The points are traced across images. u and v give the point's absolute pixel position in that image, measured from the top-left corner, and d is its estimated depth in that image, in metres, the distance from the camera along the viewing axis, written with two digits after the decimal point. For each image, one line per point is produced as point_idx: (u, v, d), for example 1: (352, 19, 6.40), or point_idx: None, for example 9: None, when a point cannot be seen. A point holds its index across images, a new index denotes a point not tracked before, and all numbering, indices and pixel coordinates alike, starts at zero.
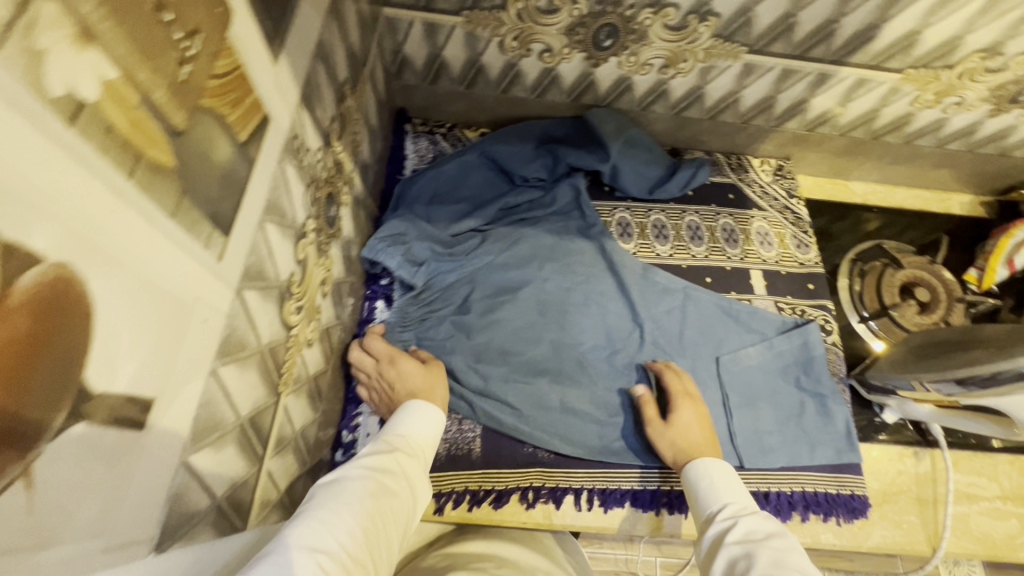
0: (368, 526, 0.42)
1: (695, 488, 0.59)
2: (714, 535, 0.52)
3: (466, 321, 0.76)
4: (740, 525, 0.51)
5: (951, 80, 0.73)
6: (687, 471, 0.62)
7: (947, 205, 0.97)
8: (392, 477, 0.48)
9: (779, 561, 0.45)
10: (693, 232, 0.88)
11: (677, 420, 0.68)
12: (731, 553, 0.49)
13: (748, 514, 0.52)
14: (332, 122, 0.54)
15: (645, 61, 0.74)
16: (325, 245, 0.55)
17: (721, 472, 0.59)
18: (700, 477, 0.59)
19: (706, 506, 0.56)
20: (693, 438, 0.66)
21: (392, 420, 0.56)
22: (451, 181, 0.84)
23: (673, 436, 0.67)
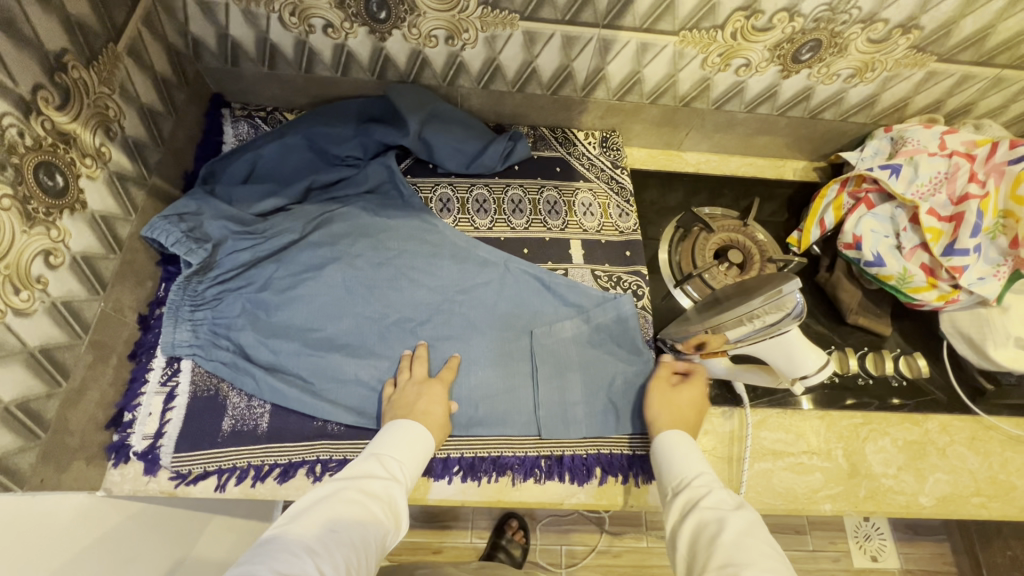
0: (352, 549, 0.52)
1: (662, 458, 0.64)
2: (685, 498, 0.59)
3: (264, 298, 0.76)
4: (711, 495, 0.57)
5: (728, 41, 0.74)
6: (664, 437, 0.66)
7: (781, 171, 0.99)
8: (376, 502, 0.57)
9: (744, 529, 0.53)
10: (515, 206, 0.88)
11: (683, 389, 0.71)
12: (701, 516, 0.56)
13: (717, 485, 0.59)
14: (39, 91, 0.54)
15: (428, 32, 0.75)
16: (45, 216, 0.55)
17: (693, 446, 0.64)
18: (671, 449, 0.64)
19: (674, 474, 0.62)
20: (689, 408, 0.70)
21: (380, 434, 0.66)
22: (266, 161, 0.84)
23: (674, 399, 0.70)
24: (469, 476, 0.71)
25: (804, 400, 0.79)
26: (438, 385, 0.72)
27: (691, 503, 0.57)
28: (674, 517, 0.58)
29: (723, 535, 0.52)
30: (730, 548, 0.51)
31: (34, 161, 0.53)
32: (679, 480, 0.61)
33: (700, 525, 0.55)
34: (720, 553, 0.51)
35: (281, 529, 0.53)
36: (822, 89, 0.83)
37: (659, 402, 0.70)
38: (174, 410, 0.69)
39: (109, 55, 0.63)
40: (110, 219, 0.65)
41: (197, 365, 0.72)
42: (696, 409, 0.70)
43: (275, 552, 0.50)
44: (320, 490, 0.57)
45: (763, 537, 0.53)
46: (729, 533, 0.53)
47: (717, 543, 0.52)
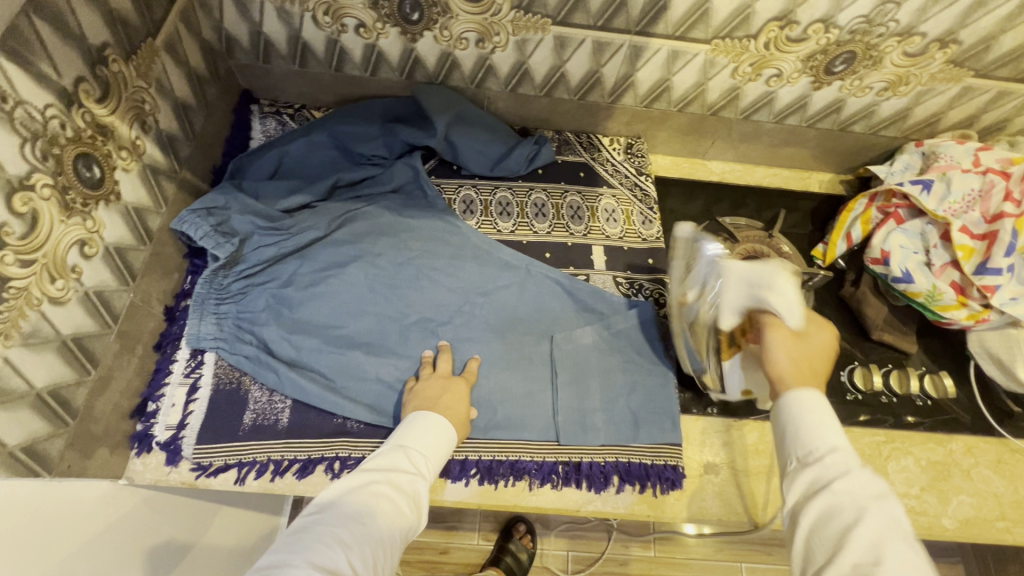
0: (378, 545, 0.53)
1: (783, 420, 0.52)
2: (812, 478, 0.47)
3: (287, 294, 0.76)
4: (847, 477, 0.46)
5: (761, 50, 0.74)
6: (792, 398, 0.52)
7: (806, 183, 0.98)
8: (403, 496, 0.57)
9: (893, 534, 0.42)
10: (538, 210, 0.88)
11: (807, 336, 0.57)
12: (835, 503, 0.45)
13: (857, 470, 0.47)
14: (80, 84, 0.54)
15: (459, 34, 0.75)
16: (81, 206, 0.56)
17: (825, 412, 0.51)
18: (799, 409, 0.51)
19: (797, 441, 0.50)
20: (817, 363, 0.55)
21: (406, 424, 0.65)
22: (293, 158, 0.85)
23: (803, 352, 0.55)
24: (486, 478, 0.71)
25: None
26: (463, 385, 0.72)
27: (820, 484, 0.46)
28: (793, 496, 0.48)
29: (861, 536, 0.42)
30: (865, 553, 0.41)
31: (74, 152, 0.54)
32: (806, 454, 0.49)
33: (828, 517, 0.45)
34: (853, 557, 0.42)
35: (308, 517, 0.53)
36: (853, 101, 0.82)
37: (782, 355, 0.55)
38: (197, 401, 0.70)
39: (148, 50, 0.64)
40: (142, 212, 0.66)
41: (220, 358, 0.73)
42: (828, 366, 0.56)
43: (305, 543, 0.50)
44: (348, 480, 0.57)
45: (911, 543, 0.42)
46: (867, 534, 0.42)
47: (851, 546, 0.42)
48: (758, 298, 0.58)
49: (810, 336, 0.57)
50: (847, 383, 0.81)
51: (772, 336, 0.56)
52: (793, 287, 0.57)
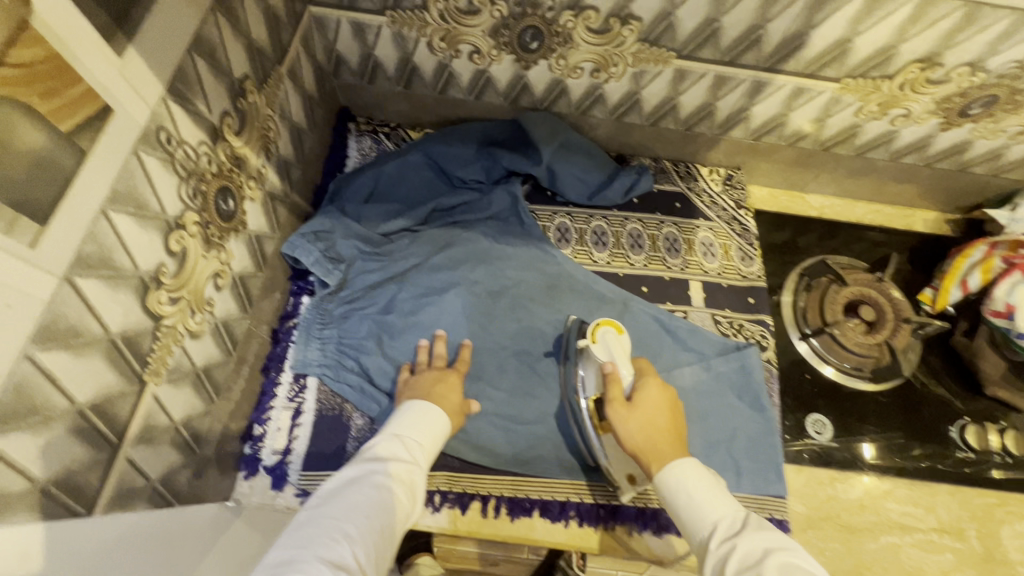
0: (384, 536, 0.49)
1: (673, 507, 0.54)
2: (716, 560, 0.48)
3: (388, 321, 0.75)
4: (740, 545, 0.48)
5: (893, 91, 0.70)
6: (660, 478, 0.56)
7: (910, 222, 0.94)
8: (400, 486, 0.54)
9: (794, 572, 0.44)
10: (633, 240, 0.86)
11: (642, 398, 0.63)
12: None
13: (742, 532, 0.49)
14: (224, 118, 0.54)
15: (575, 64, 0.73)
16: (218, 239, 0.56)
17: (702, 482, 0.54)
18: (679, 492, 0.54)
19: (698, 524, 0.52)
20: (659, 419, 0.61)
21: (399, 414, 0.62)
22: (390, 180, 0.84)
23: (643, 416, 0.61)
24: (586, 521, 0.70)
25: (867, 445, 0.77)
26: (455, 374, 0.69)
27: (724, 565, 0.47)
28: None
29: None
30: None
31: (217, 187, 0.54)
32: (703, 538, 0.51)
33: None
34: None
35: (301, 518, 0.49)
36: (981, 143, 0.78)
37: (631, 426, 0.60)
38: (301, 426, 0.70)
39: (276, 77, 0.64)
40: (261, 238, 0.66)
41: (323, 384, 0.73)
42: (668, 416, 0.61)
43: (310, 538, 0.46)
44: (343, 475, 0.54)
45: None
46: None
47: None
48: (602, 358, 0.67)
49: (644, 394, 0.63)
50: (959, 442, 0.77)
51: (613, 414, 0.62)
52: (618, 342, 0.69)
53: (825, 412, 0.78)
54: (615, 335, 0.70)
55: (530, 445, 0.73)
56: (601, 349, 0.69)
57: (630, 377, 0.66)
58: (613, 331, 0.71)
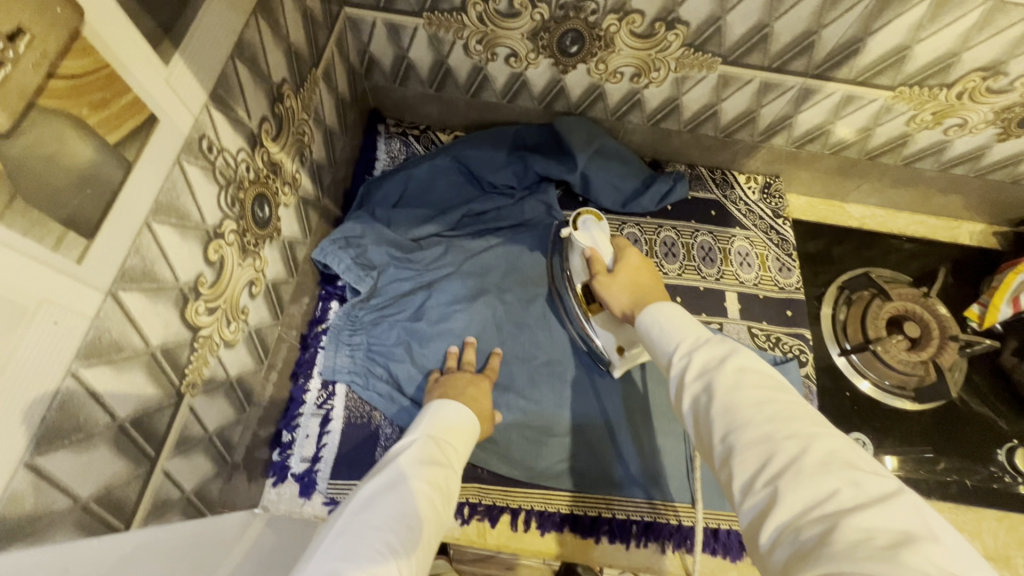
0: (425, 551, 0.44)
1: (647, 338, 0.50)
2: (676, 374, 0.44)
3: (418, 329, 0.74)
4: (699, 360, 0.43)
5: (950, 100, 0.67)
6: (642, 317, 0.52)
7: (956, 234, 0.90)
8: (440, 495, 0.49)
9: (750, 378, 0.40)
10: (668, 249, 0.83)
11: (623, 266, 0.61)
12: (693, 391, 0.42)
13: (700, 343, 0.45)
14: (262, 124, 0.53)
15: (615, 68, 0.71)
16: (254, 247, 0.55)
17: (672, 312, 0.49)
18: (652, 325, 0.50)
19: (663, 346, 0.47)
20: (642, 279, 0.59)
21: (426, 418, 0.58)
22: (420, 184, 0.82)
23: (626, 282, 0.59)
24: (617, 537, 0.68)
25: (889, 457, 0.74)
26: (486, 381, 0.68)
27: (683, 380, 0.43)
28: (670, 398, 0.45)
29: (722, 413, 0.39)
30: (728, 415, 0.38)
31: (253, 194, 0.53)
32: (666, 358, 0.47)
33: (693, 399, 0.42)
34: (719, 422, 0.39)
35: (337, 529, 0.43)
36: None
37: (616, 290, 0.60)
38: (331, 433, 0.69)
39: (311, 81, 0.62)
40: (293, 243, 0.65)
41: (352, 391, 0.72)
42: (651, 275, 0.60)
43: (353, 547, 0.41)
44: (379, 481, 0.48)
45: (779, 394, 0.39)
46: (721, 398, 0.39)
47: (714, 415, 0.39)
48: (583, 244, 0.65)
49: (623, 262, 0.61)
50: (1006, 464, 0.74)
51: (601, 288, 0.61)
52: (600, 224, 0.66)
53: (867, 432, 0.75)
54: (595, 220, 0.66)
55: (561, 459, 0.71)
56: (583, 233, 0.66)
57: (612, 255, 0.64)
58: (594, 216, 0.67)
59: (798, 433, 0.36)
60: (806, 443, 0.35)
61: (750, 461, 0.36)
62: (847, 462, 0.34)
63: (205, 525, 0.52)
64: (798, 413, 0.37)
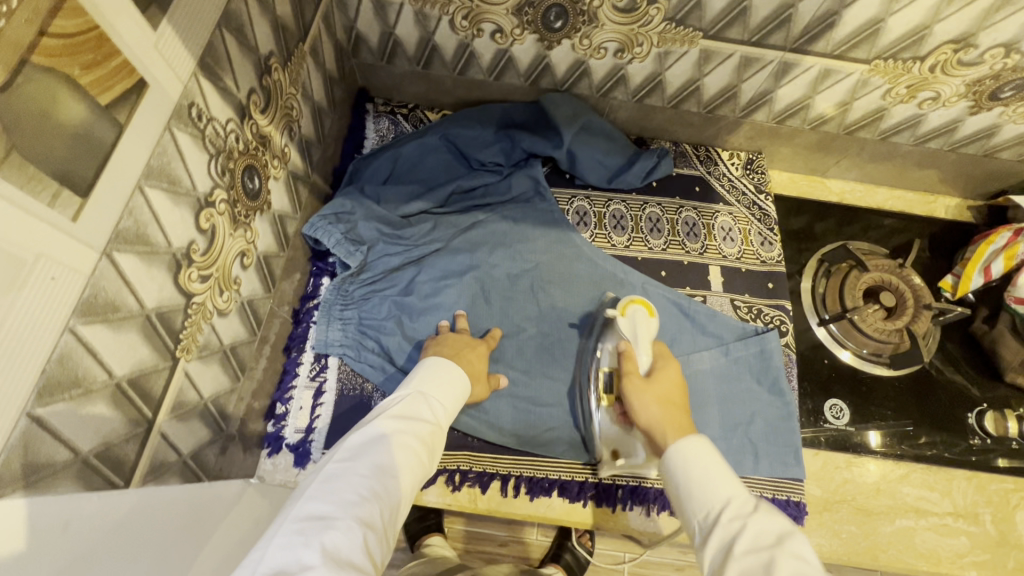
0: (404, 497, 0.49)
1: (680, 484, 0.53)
2: (720, 542, 0.47)
3: (409, 302, 0.75)
4: (748, 530, 0.46)
5: (923, 73, 0.69)
6: (673, 452, 0.55)
7: (931, 208, 0.93)
8: (425, 447, 0.53)
9: (801, 562, 0.42)
10: (652, 225, 0.85)
11: (661, 376, 0.65)
12: (741, 563, 0.44)
13: (751, 514, 0.47)
14: (250, 95, 0.54)
15: (599, 44, 0.72)
16: (245, 218, 0.56)
17: (711, 457, 0.54)
18: (688, 467, 0.53)
19: (704, 505, 0.50)
20: (674, 397, 0.63)
21: (422, 372, 0.60)
22: (408, 162, 0.84)
23: (659, 394, 0.62)
24: (603, 501, 0.71)
25: (873, 435, 0.76)
26: (485, 346, 0.70)
27: (729, 545, 0.46)
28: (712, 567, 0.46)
29: None
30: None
31: (243, 165, 0.54)
32: (707, 516, 0.49)
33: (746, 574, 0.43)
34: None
35: (328, 469, 0.47)
36: (1009, 127, 0.77)
37: (648, 399, 0.62)
38: (324, 405, 0.71)
39: (299, 56, 0.63)
40: (283, 217, 0.66)
41: (344, 364, 0.73)
42: (683, 397, 0.63)
43: (340, 493, 0.45)
44: (370, 429, 0.51)
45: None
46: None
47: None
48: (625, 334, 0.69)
49: (663, 372, 0.65)
50: (976, 427, 0.77)
51: (629, 388, 0.64)
52: (648, 322, 0.70)
53: (843, 398, 0.79)
54: (645, 316, 0.70)
55: (550, 427, 0.73)
56: (629, 324, 0.70)
57: (648, 358, 0.67)
58: (647, 312, 0.71)
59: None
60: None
61: None
62: None
63: (202, 489, 0.53)
64: None
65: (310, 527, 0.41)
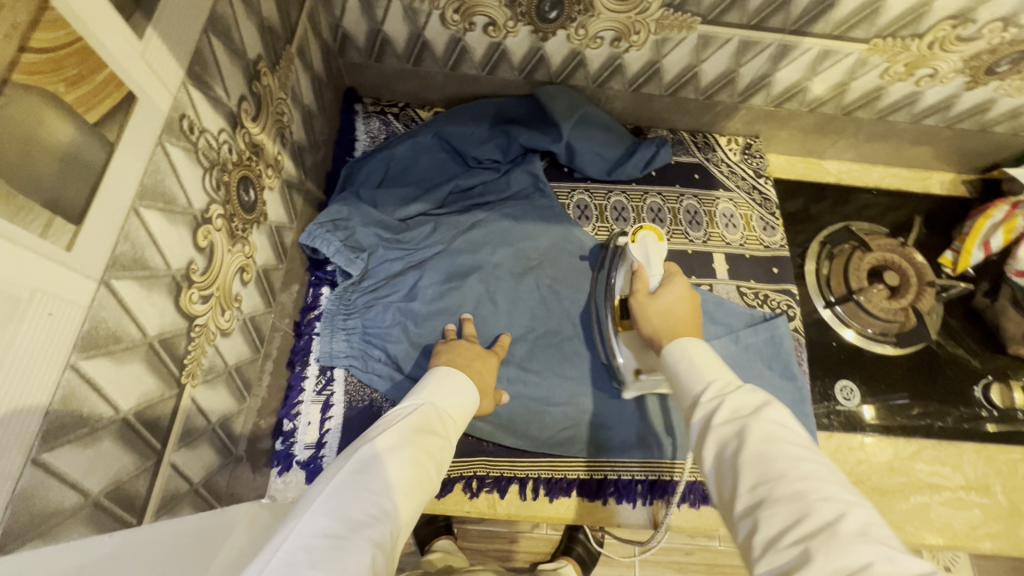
0: (412, 516, 0.47)
1: (675, 373, 0.52)
2: (701, 413, 0.46)
3: (413, 308, 0.73)
4: (726, 401, 0.45)
5: (922, 50, 0.69)
6: (671, 347, 0.54)
7: (928, 184, 0.93)
8: (434, 464, 0.51)
9: (774, 432, 0.41)
10: (654, 215, 0.84)
11: (668, 292, 0.63)
12: (718, 433, 0.43)
13: (734, 387, 0.46)
14: (241, 103, 0.51)
15: (595, 33, 0.70)
16: (242, 232, 0.54)
17: (702, 350, 0.52)
18: (681, 359, 0.52)
19: (689, 383, 0.49)
20: (681, 309, 0.61)
21: (434, 382, 0.59)
22: (403, 163, 0.81)
23: (664, 306, 0.61)
24: (623, 498, 0.70)
25: (863, 407, 0.77)
26: (494, 358, 0.69)
27: (708, 417, 0.45)
28: (693, 436, 0.46)
29: (747, 454, 0.40)
30: (757, 466, 0.39)
31: (238, 176, 0.51)
32: (689, 394, 0.49)
33: (723, 444, 0.42)
34: (748, 471, 0.39)
35: (336, 483, 0.45)
36: (1004, 101, 0.77)
37: (652, 311, 0.61)
38: (333, 419, 0.68)
39: (287, 58, 0.60)
40: (280, 228, 0.64)
41: (350, 375, 0.71)
42: (691, 308, 0.62)
43: (350, 508, 0.42)
44: (383, 442, 0.49)
45: (802, 446, 0.40)
46: (751, 447, 0.40)
47: (743, 462, 0.40)
48: (636, 256, 0.68)
49: (670, 288, 0.63)
50: (983, 400, 0.79)
51: (637, 303, 0.63)
52: (657, 245, 0.69)
53: (853, 379, 0.79)
54: (654, 239, 0.69)
55: (564, 427, 0.72)
56: (639, 249, 0.69)
57: (658, 279, 0.66)
58: (654, 235, 0.70)
59: (829, 494, 0.37)
60: (829, 497, 0.36)
61: (781, 518, 0.36)
62: (882, 536, 0.34)
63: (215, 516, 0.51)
64: (827, 475, 0.38)
65: (316, 546, 0.39)
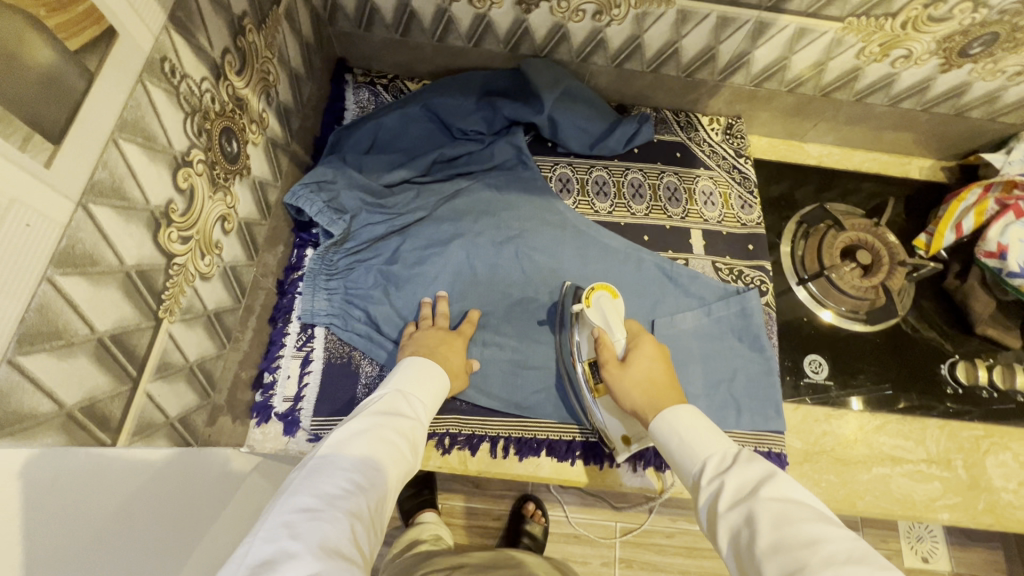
0: (392, 489, 0.50)
1: (670, 451, 0.56)
2: (710, 499, 0.49)
3: (394, 271, 0.75)
4: (729, 483, 0.48)
5: (895, 30, 0.70)
6: (656, 424, 0.57)
7: (907, 169, 0.95)
8: (407, 444, 0.54)
9: (783, 514, 0.43)
10: (635, 190, 0.86)
11: (635, 357, 0.64)
12: (729, 521, 0.46)
13: (729, 466, 0.50)
14: (225, 56, 0.53)
15: (577, 6, 0.72)
16: (224, 181, 0.56)
17: (688, 419, 0.56)
18: (672, 436, 0.55)
19: (691, 463, 0.53)
20: (657, 375, 0.63)
21: (400, 371, 0.62)
22: (390, 132, 0.83)
23: (639, 375, 0.63)
24: (591, 459, 0.72)
25: (853, 400, 0.78)
26: (460, 340, 0.70)
27: (718, 504, 0.47)
28: (709, 523, 0.48)
29: (760, 540, 0.42)
30: (773, 554, 0.41)
31: (220, 127, 0.54)
32: (694, 478, 0.52)
33: (734, 532, 0.45)
34: (767, 562, 0.41)
35: (308, 464, 0.48)
36: (980, 85, 0.79)
37: (629, 382, 0.62)
38: (311, 373, 0.71)
39: (273, 18, 0.62)
40: (264, 184, 0.66)
41: (330, 333, 0.73)
42: (663, 368, 0.64)
43: (325, 487, 0.46)
44: (352, 425, 0.53)
45: (817, 521, 0.42)
46: (763, 535, 0.43)
47: (758, 553, 0.42)
48: (594, 322, 0.68)
49: (638, 351, 0.65)
50: (948, 377, 0.80)
51: (609, 377, 0.64)
52: (613, 305, 0.69)
53: (822, 354, 0.81)
54: (609, 299, 0.69)
55: (537, 389, 0.74)
56: (596, 312, 0.68)
57: (623, 339, 0.67)
58: (608, 293, 0.70)
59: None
60: None
61: None
62: None
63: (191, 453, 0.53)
64: (851, 553, 0.40)
65: (296, 520, 0.42)
